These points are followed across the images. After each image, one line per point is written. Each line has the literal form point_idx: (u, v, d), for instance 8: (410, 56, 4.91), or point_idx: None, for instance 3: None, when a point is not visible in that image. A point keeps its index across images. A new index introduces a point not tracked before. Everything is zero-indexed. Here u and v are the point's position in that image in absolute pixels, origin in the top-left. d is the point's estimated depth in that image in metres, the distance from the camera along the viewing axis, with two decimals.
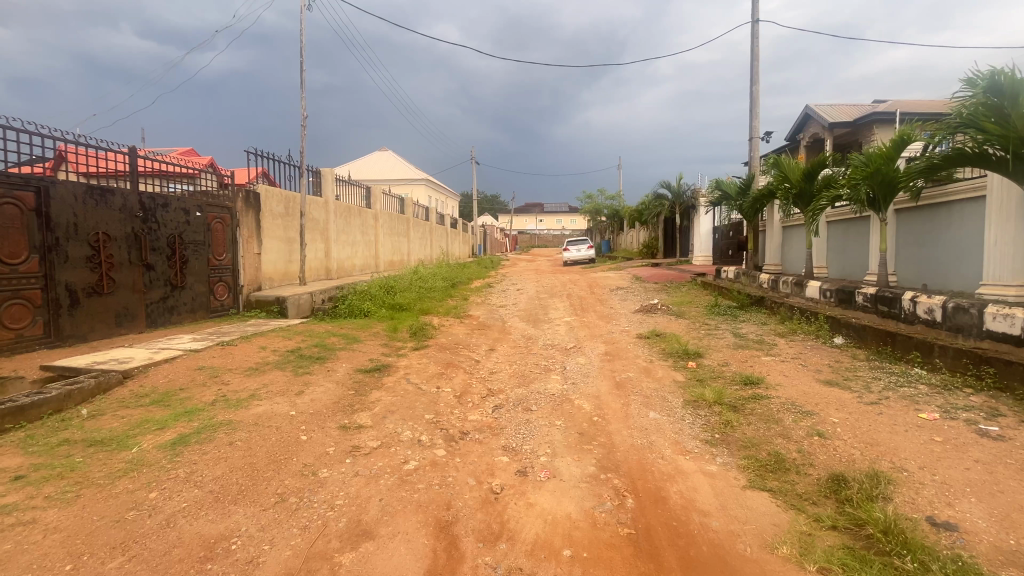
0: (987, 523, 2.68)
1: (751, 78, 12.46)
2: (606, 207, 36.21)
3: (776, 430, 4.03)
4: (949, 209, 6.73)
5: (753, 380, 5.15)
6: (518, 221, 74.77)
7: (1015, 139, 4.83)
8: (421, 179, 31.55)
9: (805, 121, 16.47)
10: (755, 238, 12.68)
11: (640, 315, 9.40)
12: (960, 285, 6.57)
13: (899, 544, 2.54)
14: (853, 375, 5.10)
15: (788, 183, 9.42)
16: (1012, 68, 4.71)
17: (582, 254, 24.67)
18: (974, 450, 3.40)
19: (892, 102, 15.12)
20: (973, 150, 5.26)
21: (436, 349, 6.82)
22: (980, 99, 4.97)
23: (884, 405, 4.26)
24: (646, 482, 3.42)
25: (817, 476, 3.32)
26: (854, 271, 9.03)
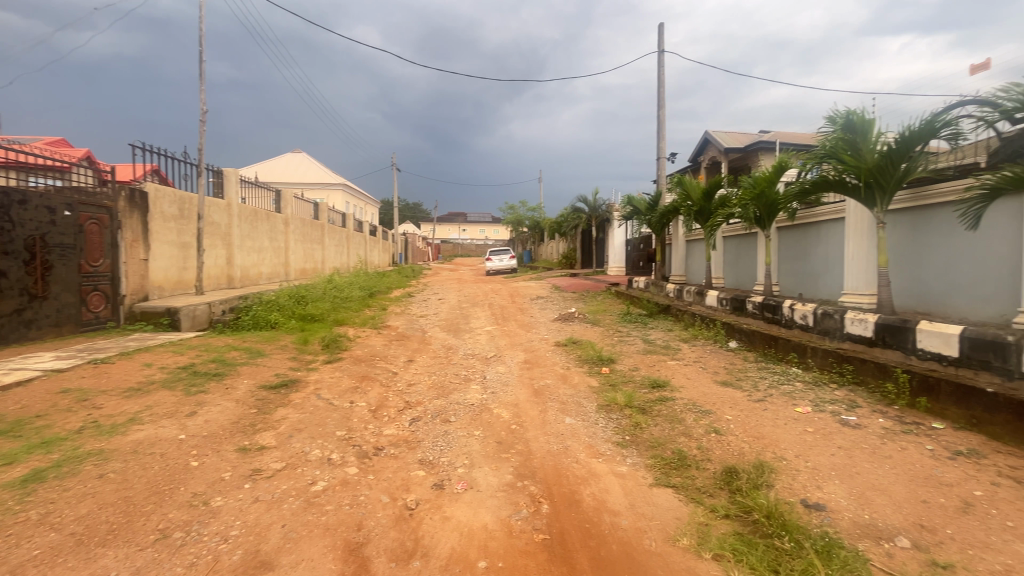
0: (848, 501, 3.07)
1: (658, 103, 13.54)
2: (528, 218, 37.00)
3: (679, 429, 4.33)
4: (818, 228, 7.72)
5: (660, 384, 5.49)
6: (441, 230, 73.99)
7: (866, 170, 5.67)
8: (339, 184, 30.23)
9: (704, 146, 18.14)
10: (662, 251, 13.63)
11: (559, 324, 9.68)
12: (827, 293, 7.57)
13: (779, 527, 2.82)
14: (744, 375, 5.64)
15: (690, 201, 10.29)
16: (862, 110, 5.58)
17: (504, 264, 24.96)
18: (838, 437, 3.90)
19: (774, 132, 17.13)
20: (835, 177, 6.06)
21: (352, 362, 6.50)
22: (839, 134, 5.83)
23: (768, 402, 4.76)
24: (561, 486, 3.51)
25: (714, 470, 3.61)
26: (745, 282, 10.04)
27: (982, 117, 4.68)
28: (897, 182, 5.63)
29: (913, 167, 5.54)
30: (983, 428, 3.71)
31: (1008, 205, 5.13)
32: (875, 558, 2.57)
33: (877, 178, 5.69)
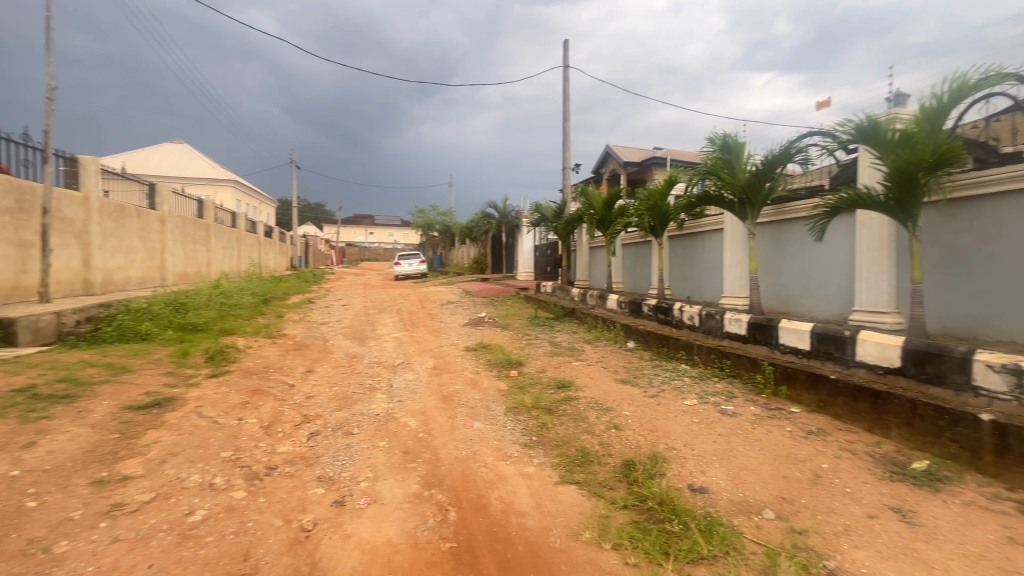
0: (726, 482, 3.42)
1: (564, 116, 14.17)
2: (438, 223, 36.52)
3: (583, 427, 4.52)
4: (702, 238, 8.58)
5: (565, 384, 5.70)
6: (347, 232, 70.43)
7: (739, 187, 6.41)
8: (229, 180, 27.53)
9: (606, 159, 19.30)
10: (568, 257, 14.23)
11: (469, 329, 9.66)
12: (710, 296, 8.42)
13: (669, 512, 3.05)
14: (640, 373, 6.07)
15: (593, 210, 10.85)
16: (735, 134, 6.31)
17: (414, 268, 24.40)
18: (718, 426, 4.34)
19: (666, 150, 18.72)
20: (715, 193, 6.77)
21: (241, 375, 5.90)
22: (718, 154, 6.55)
23: (661, 397, 5.16)
24: (469, 492, 3.48)
25: (613, 464, 3.82)
26: (641, 286, 10.83)
27: (826, 146, 5.53)
28: (764, 199, 6.43)
29: (776, 186, 6.38)
30: (829, 409, 4.34)
31: (846, 221, 6.08)
32: (748, 531, 2.88)
33: (748, 194, 6.44)
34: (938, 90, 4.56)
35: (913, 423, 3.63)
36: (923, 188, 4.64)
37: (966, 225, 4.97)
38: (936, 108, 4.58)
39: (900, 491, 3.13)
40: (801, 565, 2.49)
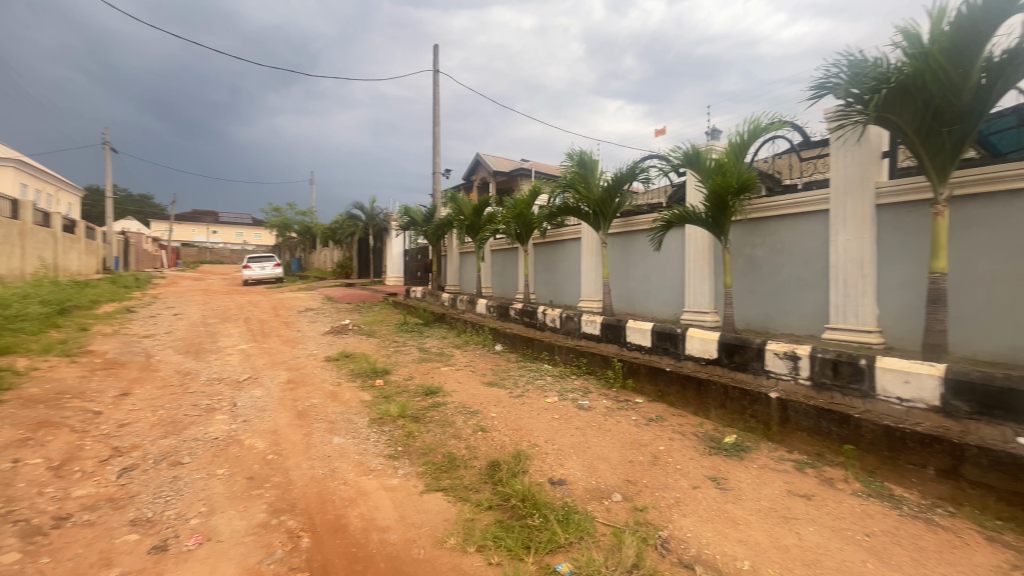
0: (581, 472, 3.69)
1: (434, 120, 14.12)
2: (297, 223, 33.45)
3: (449, 432, 4.50)
4: (563, 246, 9.22)
5: (434, 390, 5.62)
6: (182, 230, 60.67)
7: (594, 200, 7.03)
8: (9, 159, 21.81)
9: (476, 166, 19.69)
10: (438, 262, 14.14)
11: (330, 337, 9.00)
12: (570, 300, 9.07)
13: (531, 507, 3.18)
14: (507, 375, 6.26)
15: (463, 216, 10.96)
16: (590, 152, 6.92)
17: (267, 272, 21.98)
18: (575, 420, 4.68)
19: (532, 162, 19.78)
20: (574, 205, 7.33)
21: (19, 404, 4.66)
22: (576, 169, 7.10)
23: (525, 396, 5.38)
24: (325, 514, 3.21)
25: (479, 466, 3.86)
26: (509, 291, 11.24)
27: (662, 168, 6.35)
28: (614, 212, 7.15)
29: (624, 202, 7.13)
30: (665, 397, 4.97)
31: (678, 234, 7.05)
32: (599, 515, 3.13)
33: (601, 207, 7.10)
34: (740, 130, 5.56)
35: (725, 404, 4.33)
36: (732, 208, 5.60)
37: (761, 240, 6.12)
38: (740, 144, 5.58)
39: (716, 462, 3.71)
40: (642, 538, 2.78)
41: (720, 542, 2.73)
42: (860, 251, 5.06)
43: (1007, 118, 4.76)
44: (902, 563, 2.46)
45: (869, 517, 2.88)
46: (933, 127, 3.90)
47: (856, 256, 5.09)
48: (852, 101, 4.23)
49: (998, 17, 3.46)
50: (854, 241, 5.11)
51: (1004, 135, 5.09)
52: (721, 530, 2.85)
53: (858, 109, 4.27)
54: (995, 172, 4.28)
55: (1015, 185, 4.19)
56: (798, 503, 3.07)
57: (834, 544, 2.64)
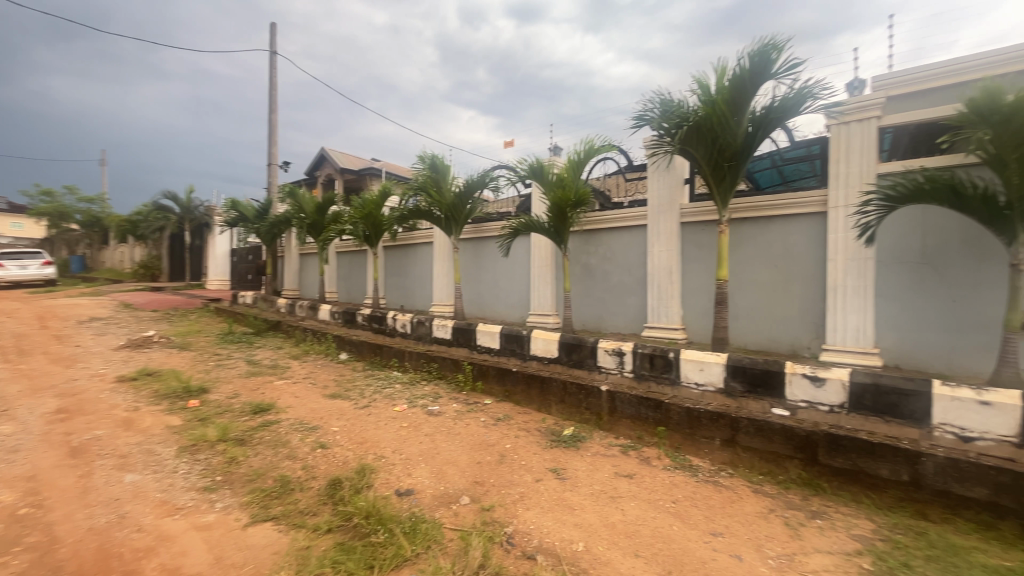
0: (429, 479, 3.61)
1: (270, 106, 12.69)
2: (79, 211, 26.79)
3: (282, 453, 4.01)
4: (415, 249, 9.05)
5: (264, 408, 4.98)
6: None
7: (445, 204, 7.05)
8: None
9: (319, 161, 18.21)
10: (273, 263, 12.67)
11: (126, 352, 7.37)
12: (421, 304, 8.94)
13: (376, 523, 3.00)
14: (352, 385, 5.86)
15: (303, 214, 10.02)
16: (442, 156, 6.93)
17: (30, 272, 17.11)
18: (424, 426, 4.59)
19: (383, 162, 19.07)
20: (425, 208, 7.24)
21: None
22: (427, 172, 7.04)
23: (372, 406, 5.10)
24: (108, 572, 2.57)
25: (318, 487, 3.52)
26: (356, 295, 10.63)
27: (510, 178, 6.66)
28: (465, 218, 7.26)
29: (475, 208, 7.28)
30: (512, 397, 5.19)
31: (523, 242, 7.46)
32: (447, 521, 3.10)
33: (452, 212, 7.15)
34: (577, 149, 6.14)
35: (565, 399, 4.69)
36: (570, 219, 6.13)
37: (594, 250, 6.83)
38: (577, 162, 6.14)
39: (556, 454, 3.98)
40: (488, 538, 2.83)
41: (558, 529, 2.92)
42: (669, 261, 5.98)
43: (764, 160, 6.11)
44: (698, 521, 2.94)
45: (675, 486, 3.38)
46: (720, 160, 4.81)
47: (666, 265, 6.01)
48: (663, 133, 5.01)
49: (758, 80, 4.44)
50: (665, 253, 6.02)
51: (762, 173, 6.52)
52: (559, 517, 3.05)
53: (668, 140, 5.06)
54: (758, 201, 5.46)
55: (771, 212, 5.39)
56: (622, 482, 3.46)
57: (649, 514, 3.04)
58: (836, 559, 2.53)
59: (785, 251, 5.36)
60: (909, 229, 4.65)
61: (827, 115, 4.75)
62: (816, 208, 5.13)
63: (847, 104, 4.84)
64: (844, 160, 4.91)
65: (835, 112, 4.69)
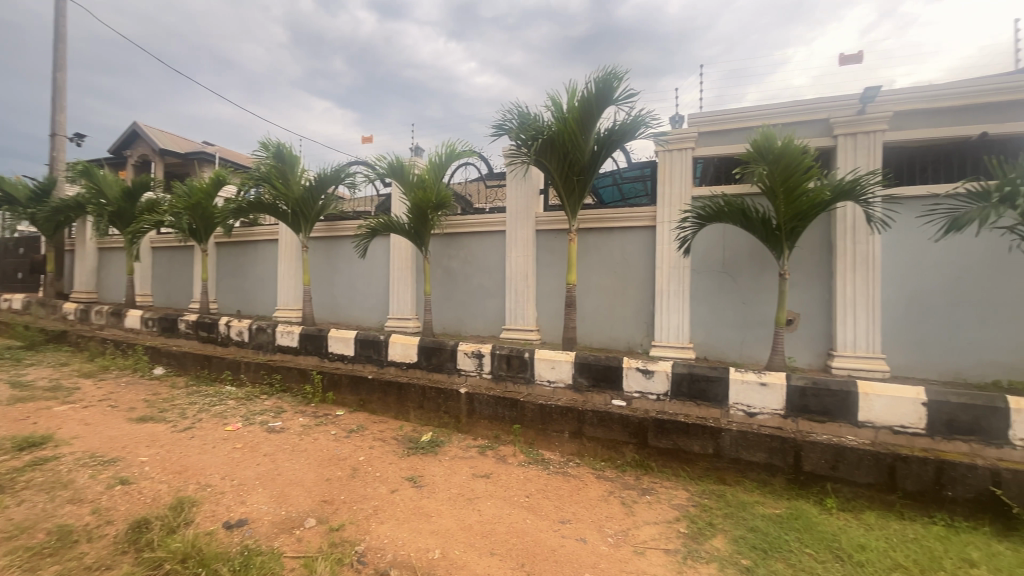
0: (267, 505, 3.20)
1: (54, 63, 10.14)
2: None
3: (62, 498, 3.18)
4: (255, 247, 8.05)
5: (36, 441, 3.90)
6: None
7: (293, 198, 6.40)
8: None
9: (128, 138, 15.12)
10: (57, 258, 10.10)
11: None
12: (263, 309, 7.97)
13: (195, 566, 2.54)
14: (170, 405, 4.94)
15: (104, 199, 8.19)
16: (290, 145, 6.29)
17: None
18: (263, 446, 4.07)
19: (216, 147, 16.64)
20: (269, 201, 6.49)
21: None
22: (271, 162, 6.32)
23: (195, 428, 4.36)
24: None
25: (115, 533, 2.86)
26: (178, 299, 9.06)
27: (368, 175, 6.34)
28: (317, 215, 6.69)
29: (328, 205, 6.75)
30: (367, 406, 4.91)
31: (382, 243, 7.16)
32: (288, 549, 2.77)
33: (302, 208, 6.52)
34: (438, 152, 6.09)
35: (423, 405, 4.60)
36: (431, 222, 6.05)
37: (455, 253, 6.88)
38: (439, 164, 6.09)
39: (413, 461, 3.87)
40: (336, 561, 2.60)
41: (414, 539, 2.82)
42: (525, 266, 6.30)
43: (608, 177, 6.79)
44: (549, 511, 3.11)
45: (529, 481, 3.53)
46: (570, 174, 5.22)
47: (522, 269, 6.31)
48: (520, 144, 5.27)
49: (602, 104, 4.92)
50: (522, 258, 6.32)
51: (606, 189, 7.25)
52: (415, 527, 2.96)
53: (525, 151, 5.32)
54: (602, 213, 6.06)
55: (612, 223, 6.03)
56: (479, 483, 3.50)
57: (504, 511, 3.12)
58: (661, 527, 2.90)
59: (623, 259, 6.04)
60: (715, 243, 5.60)
61: (655, 141, 5.47)
62: (647, 223, 5.88)
63: (671, 134, 5.63)
64: (668, 182, 5.71)
65: (662, 141, 5.42)
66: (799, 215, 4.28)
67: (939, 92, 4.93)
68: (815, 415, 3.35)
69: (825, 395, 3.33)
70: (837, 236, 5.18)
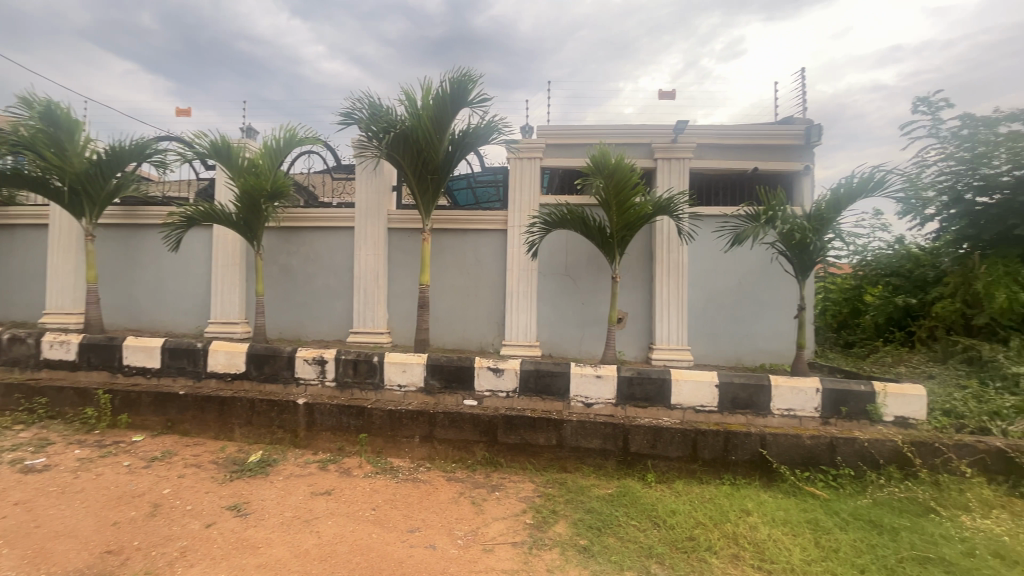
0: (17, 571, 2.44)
1: None
2: None
3: None
4: (10, 233, 6.20)
5: None
6: None
7: (71, 173, 5.08)
8: None
9: None
10: None
11: None
12: (22, 314, 6.18)
13: None
14: None
15: None
16: (65, 105, 4.96)
17: None
18: (14, 493, 3.11)
19: None
20: (33, 174, 5.04)
21: None
22: (37, 123, 4.90)
23: None
24: None
25: None
26: None
27: (183, 154, 5.35)
28: (109, 196, 5.42)
29: (125, 185, 5.51)
30: (177, 427, 4.11)
31: (200, 235, 6.10)
32: None
33: (85, 186, 5.21)
34: (276, 135, 5.42)
35: (251, 420, 4.02)
36: (265, 213, 5.35)
37: (295, 250, 6.22)
38: (275, 150, 5.42)
39: (236, 488, 3.34)
40: None
41: None
42: (376, 266, 5.99)
43: (462, 179, 6.83)
44: (397, 522, 2.96)
45: (376, 492, 3.33)
46: (424, 172, 5.12)
47: (372, 269, 5.99)
48: (371, 137, 5.00)
49: (457, 105, 4.91)
50: (372, 257, 5.99)
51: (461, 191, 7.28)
52: (237, 564, 2.54)
53: (376, 144, 5.05)
54: (456, 215, 6.08)
55: (465, 225, 6.09)
56: (319, 502, 3.17)
57: (348, 529, 2.88)
58: (509, 521, 2.98)
59: (476, 260, 6.14)
60: (559, 248, 6.04)
61: (508, 148, 5.68)
62: (499, 226, 6.07)
63: (521, 143, 5.90)
64: (519, 189, 5.98)
65: (514, 148, 5.66)
66: (627, 225, 4.85)
67: (728, 132, 6.08)
68: (639, 401, 3.80)
69: (647, 383, 3.80)
70: (656, 245, 6.03)
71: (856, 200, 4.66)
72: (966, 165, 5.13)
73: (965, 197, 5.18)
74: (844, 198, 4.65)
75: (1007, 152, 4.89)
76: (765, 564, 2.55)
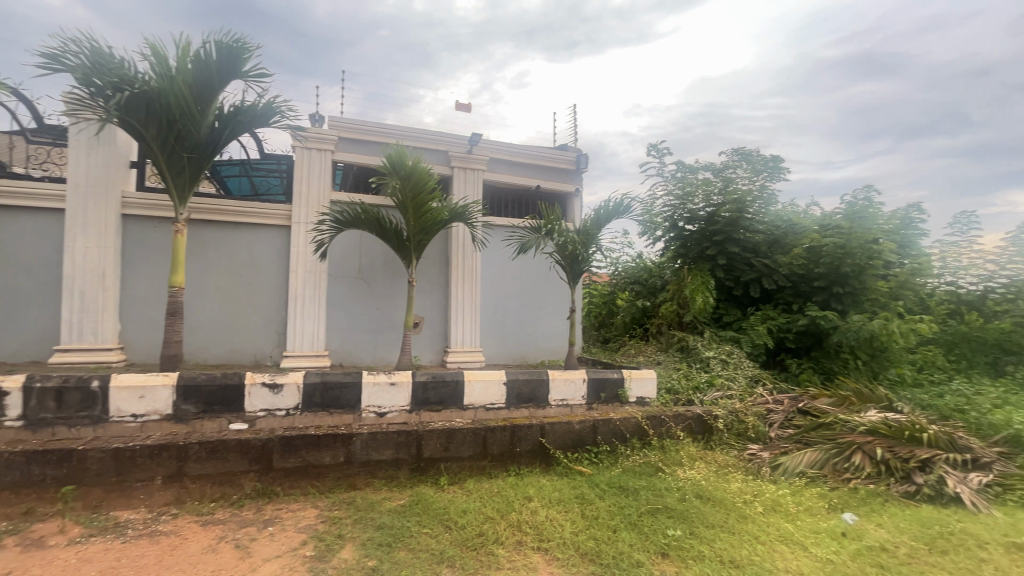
0: None
1: None
2: None
3: None
4: None
5: None
6: None
7: None
8: None
9: None
10: None
11: None
12: None
13: None
14: None
15: None
16: None
17: None
18: None
19: None
20: None
21: None
22: None
23: None
24: None
25: None
26: None
27: None
28: None
29: None
30: None
31: None
32: None
33: None
34: None
35: None
36: None
37: None
38: None
39: None
40: None
41: None
42: (100, 261, 4.59)
43: (233, 163, 5.84)
44: None
45: (90, 562, 2.50)
46: (175, 148, 4.13)
47: (94, 265, 4.57)
48: (94, 93, 3.86)
49: (227, 75, 4.13)
50: (94, 250, 4.57)
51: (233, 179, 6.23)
52: None
53: (103, 103, 3.89)
54: (222, 205, 5.12)
55: (236, 217, 5.18)
56: None
57: None
58: (285, 559, 2.60)
59: (250, 260, 5.28)
60: (351, 249, 5.65)
61: (294, 135, 5.08)
62: (280, 221, 5.36)
63: (309, 131, 5.36)
64: (306, 182, 5.41)
65: (300, 136, 5.07)
66: (423, 229, 4.82)
67: (516, 150, 6.67)
68: (433, 405, 3.80)
69: (441, 386, 3.82)
70: (452, 250, 6.19)
71: (611, 221, 5.62)
72: (679, 201, 6.77)
73: (679, 224, 6.80)
74: (603, 218, 5.55)
75: (702, 195, 6.63)
76: (543, 543, 2.80)
